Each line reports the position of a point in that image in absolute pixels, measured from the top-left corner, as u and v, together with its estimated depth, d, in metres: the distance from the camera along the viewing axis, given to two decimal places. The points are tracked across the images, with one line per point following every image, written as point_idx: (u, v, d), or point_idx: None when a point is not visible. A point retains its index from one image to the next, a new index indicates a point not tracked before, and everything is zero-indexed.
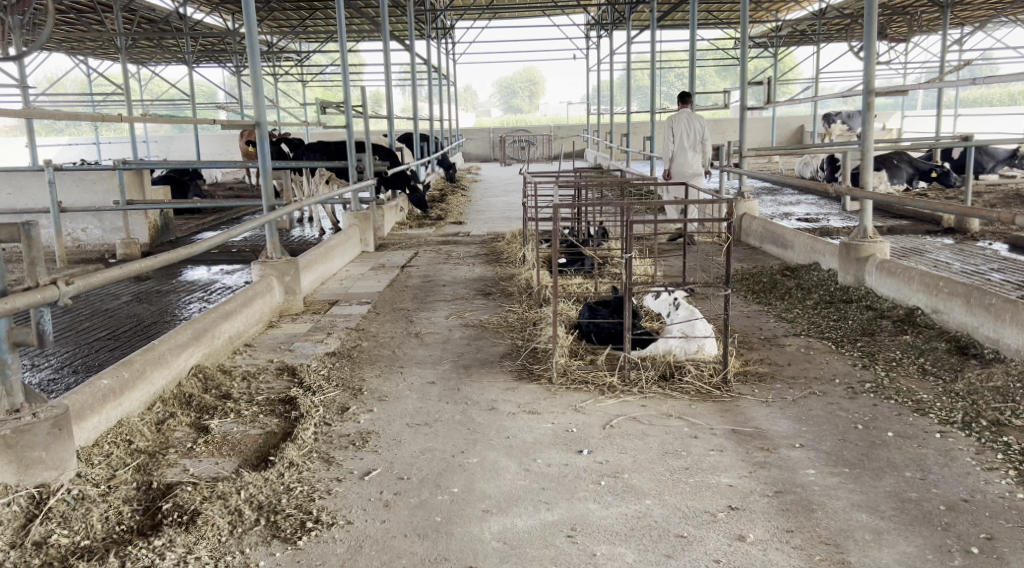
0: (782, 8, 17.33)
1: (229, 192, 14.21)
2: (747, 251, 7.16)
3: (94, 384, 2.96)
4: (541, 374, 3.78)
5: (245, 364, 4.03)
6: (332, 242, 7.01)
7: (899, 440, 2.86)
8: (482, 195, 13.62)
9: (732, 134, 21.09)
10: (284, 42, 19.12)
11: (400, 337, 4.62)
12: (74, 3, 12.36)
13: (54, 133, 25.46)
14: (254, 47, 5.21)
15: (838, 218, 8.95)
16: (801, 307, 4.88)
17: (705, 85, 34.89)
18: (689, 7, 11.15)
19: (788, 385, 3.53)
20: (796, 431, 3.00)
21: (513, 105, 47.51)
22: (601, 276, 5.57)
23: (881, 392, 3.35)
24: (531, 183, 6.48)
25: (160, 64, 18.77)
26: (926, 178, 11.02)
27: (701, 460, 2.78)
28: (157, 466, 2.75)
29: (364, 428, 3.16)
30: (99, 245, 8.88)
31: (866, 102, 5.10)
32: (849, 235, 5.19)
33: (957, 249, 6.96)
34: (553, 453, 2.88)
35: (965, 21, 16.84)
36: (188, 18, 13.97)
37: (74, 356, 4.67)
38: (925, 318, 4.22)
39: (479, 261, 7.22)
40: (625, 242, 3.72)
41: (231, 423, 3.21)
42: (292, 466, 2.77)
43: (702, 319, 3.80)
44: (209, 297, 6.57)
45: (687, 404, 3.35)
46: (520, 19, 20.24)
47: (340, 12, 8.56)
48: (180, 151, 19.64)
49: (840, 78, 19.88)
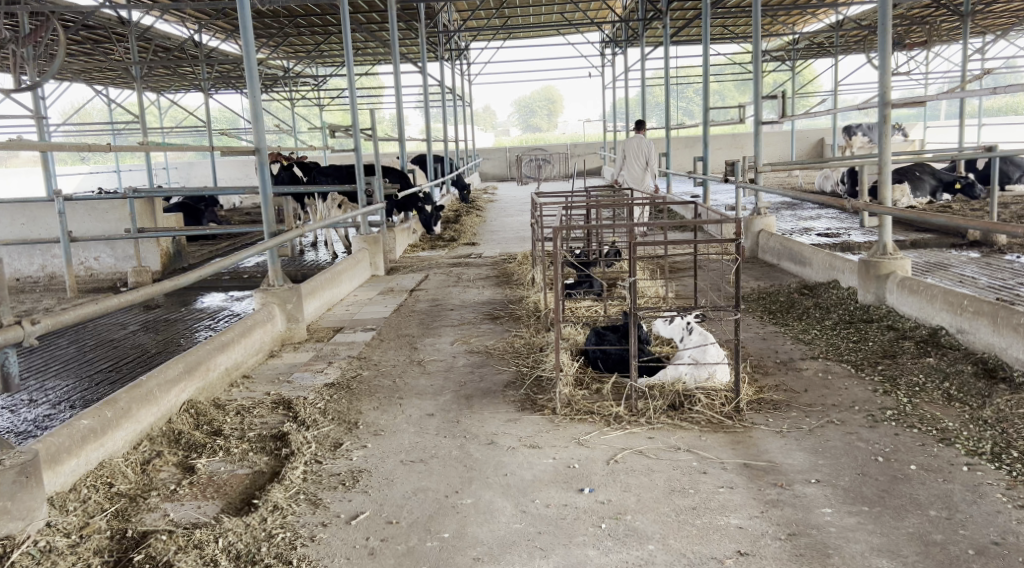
0: (798, 20, 17.10)
1: (246, 217, 14.26)
2: (764, 269, 6.97)
3: (73, 425, 2.87)
4: (544, 405, 3.61)
5: (240, 398, 3.91)
6: (341, 268, 6.93)
7: (923, 474, 2.65)
8: (497, 215, 13.55)
9: (750, 149, 20.90)
10: (301, 68, 19.32)
11: (403, 366, 4.48)
12: (90, 35, 12.53)
13: (79, 162, 26.02)
14: (254, 75, 5.17)
15: (860, 232, 8.73)
16: (820, 328, 4.66)
17: (724, 100, 34.75)
18: (704, 23, 10.82)
19: (804, 414, 3.33)
20: (812, 465, 2.80)
21: (532, 125, 47.70)
22: (610, 297, 5.39)
23: (904, 420, 3.14)
24: (540, 204, 6.34)
25: (178, 91, 19.00)
26: (949, 190, 10.82)
27: (709, 498, 2.60)
28: (136, 512, 2.64)
29: (355, 466, 3.03)
30: (111, 274, 8.88)
31: (881, 114, 4.90)
32: (868, 252, 4.99)
33: (983, 263, 6.73)
34: (553, 492, 2.72)
35: (986, 28, 16.59)
36: (203, 46, 14.10)
37: (73, 391, 4.57)
38: (950, 338, 4.02)
39: (490, 284, 7.09)
40: (629, 264, 3.56)
41: (219, 461, 3.10)
42: (275, 509, 2.63)
43: (714, 343, 3.61)
44: (216, 324, 6.50)
45: (696, 435, 3.17)
46: (534, 39, 20.23)
47: (347, 34, 8.43)
48: (199, 177, 19.85)
49: (860, 89, 19.60)
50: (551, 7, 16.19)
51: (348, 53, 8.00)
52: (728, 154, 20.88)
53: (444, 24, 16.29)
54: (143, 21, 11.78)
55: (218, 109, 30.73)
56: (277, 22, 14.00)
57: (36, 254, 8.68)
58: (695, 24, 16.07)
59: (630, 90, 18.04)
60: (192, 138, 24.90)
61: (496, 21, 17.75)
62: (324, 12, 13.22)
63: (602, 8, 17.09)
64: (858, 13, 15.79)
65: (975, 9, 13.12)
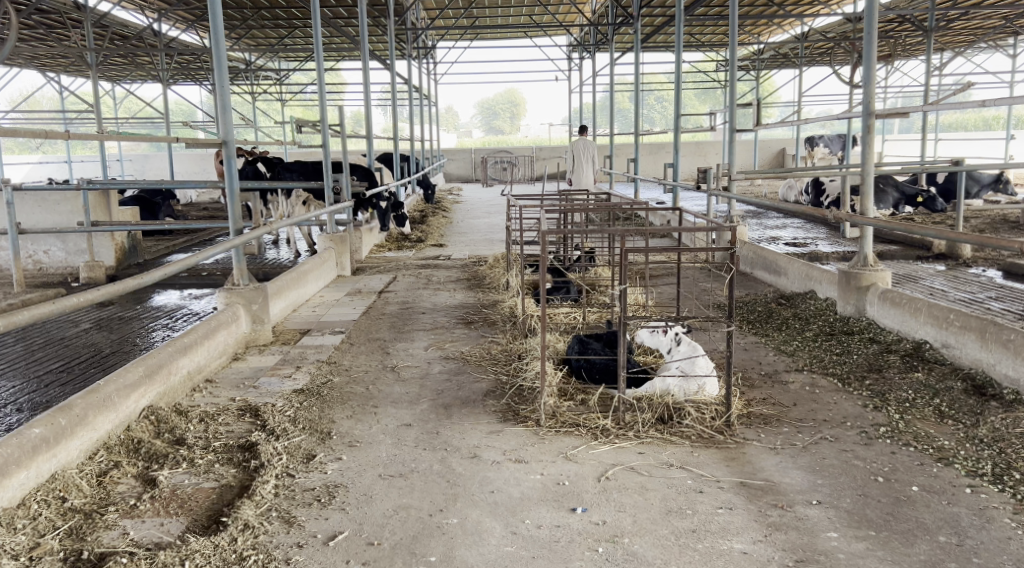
0: (764, 30, 17.27)
1: (203, 212, 13.83)
2: (738, 278, 6.91)
3: (23, 434, 2.63)
4: (527, 416, 3.46)
5: (204, 404, 3.68)
6: (306, 267, 6.68)
7: (926, 495, 2.59)
8: (464, 216, 13.37)
9: (714, 157, 21.07)
10: (263, 61, 18.88)
11: (376, 372, 4.30)
12: (42, 20, 12.00)
13: (29, 152, 25.22)
14: (223, 65, 4.91)
15: (827, 242, 8.78)
16: (801, 339, 4.60)
17: (687, 108, 35.15)
18: (677, 28, 10.46)
19: (796, 429, 3.25)
20: (811, 485, 2.72)
21: (496, 127, 47.60)
22: (587, 304, 5.27)
23: (899, 437, 3.08)
24: (515, 206, 6.18)
25: (134, 81, 18.42)
26: (912, 202, 10.91)
27: (709, 520, 2.49)
28: (92, 530, 2.41)
29: (331, 480, 2.84)
30: (62, 269, 8.48)
31: (866, 125, 4.87)
32: (848, 263, 4.96)
33: (951, 275, 6.80)
34: (544, 513, 2.57)
35: (945, 46, 17.00)
36: (162, 34, 13.65)
37: (21, 393, 4.29)
38: (935, 352, 3.99)
39: (461, 287, 6.93)
40: (621, 270, 3.39)
41: (183, 474, 2.87)
42: (246, 528, 2.44)
43: (703, 355, 3.49)
44: (175, 323, 6.22)
45: (688, 450, 3.06)
46: (502, 40, 20.06)
47: (317, 26, 8.03)
48: (154, 170, 19.27)
49: (823, 101, 19.86)
50: (520, 8, 16.08)
51: (319, 44, 7.65)
52: (694, 162, 21.01)
53: (412, 22, 16.00)
54: (100, 7, 11.34)
55: (177, 101, 30.08)
56: (241, 14, 13.62)
57: None
58: (664, 31, 16.10)
59: (597, 94, 17.98)
60: (147, 131, 24.28)
61: (464, 21, 17.51)
62: (290, 5, 12.88)
63: (571, 12, 17.04)
64: (824, 26, 15.94)
65: (938, 25, 13.37)
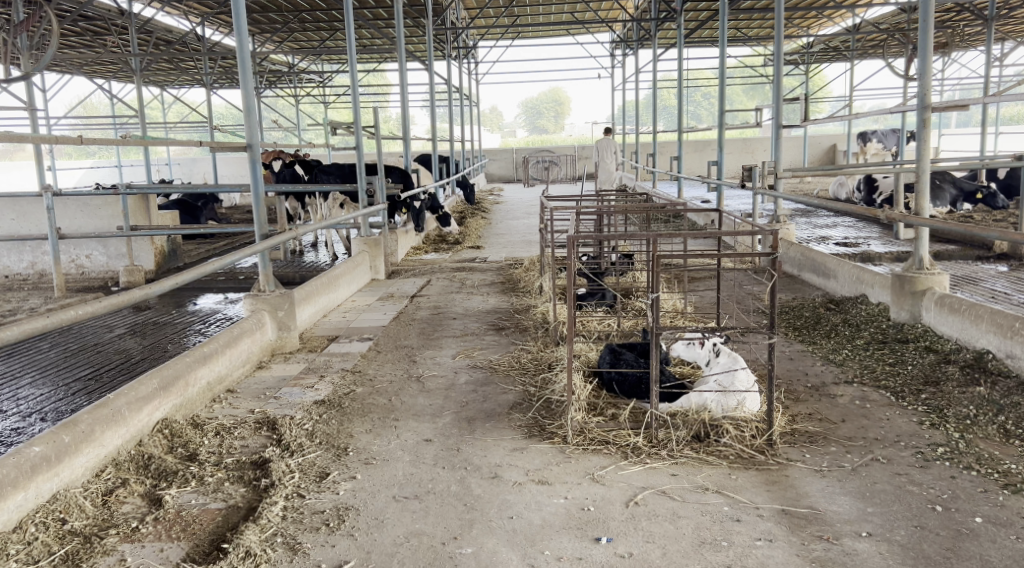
0: (814, 24, 16.71)
1: (246, 215, 13.93)
2: (785, 280, 6.60)
3: (23, 453, 2.54)
4: (554, 432, 3.26)
5: (221, 417, 3.57)
6: (337, 272, 6.58)
7: (991, 529, 2.33)
8: (503, 216, 13.21)
9: (761, 154, 20.52)
10: (305, 64, 19.00)
11: (400, 382, 4.14)
12: (89, 27, 12.19)
13: (85, 154, 26.06)
14: (247, 66, 4.80)
15: (879, 242, 8.37)
16: (851, 347, 4.31)
17: (734, 105, 34.45)
18: (721, 21, 9.89)
19: (845, 449, 2.99)
20: (860, 514, 2.47)
21: (539, 126, 47.41)
22: (623, 311, 5.04)
23: (959, 460, 2.80)
24: (549, 209, 5.94)
25: (180, 86, 18.75)
26: (970, 199, 10.38)
27: (745, 554, 2.26)
28: (88, 556, 2.31)
29: (342, 502, 2.69)
30: (104, 273, 8.59)
31: (920, 119, 4.55)
32: (903, 265, 4.63)
33: (1014, 278, 6.38)
34: (565, 542, 2.38)
35: (1007, 35, 16.22)
36: (205, 38, 13.74)
37: (46, 401, 4.26)
38: (997, 363, 3.67)
39: (494, 291, 6.77)
40: (654, 278, 3.13)
41: (191, 493, 2.76)
42: (248, 557, 2.30)
43: (744, 369, 3.25)
44: (207, 328, 6.19)
45: (725, 473, 2.83)
46: (544, 38, 19.81)
47: (348, 21, 7.80)
48: (200, 173, 19.62)
49: (877, 95, 19.17)
50: (561, 6, 15.87)
51: (350, 43, 7.48)
52: (741, 159, 20.52)
53: (452, 21, 15.87)
54: (145, 11, 11.47)
55: (225, 105, 30.75)
56: (282, 17, 13.67)
57: (25, 251, 8.42)
58: (710, 25, 15.69)
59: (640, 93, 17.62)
60: (194, 134, 24.80)
61: (504, 19, 17.34)
62: (329, 7, 12.85)
63: (613, 7, 16.76)
64: (877, 16, 15.33)
65: (999, 14, 12.68)
